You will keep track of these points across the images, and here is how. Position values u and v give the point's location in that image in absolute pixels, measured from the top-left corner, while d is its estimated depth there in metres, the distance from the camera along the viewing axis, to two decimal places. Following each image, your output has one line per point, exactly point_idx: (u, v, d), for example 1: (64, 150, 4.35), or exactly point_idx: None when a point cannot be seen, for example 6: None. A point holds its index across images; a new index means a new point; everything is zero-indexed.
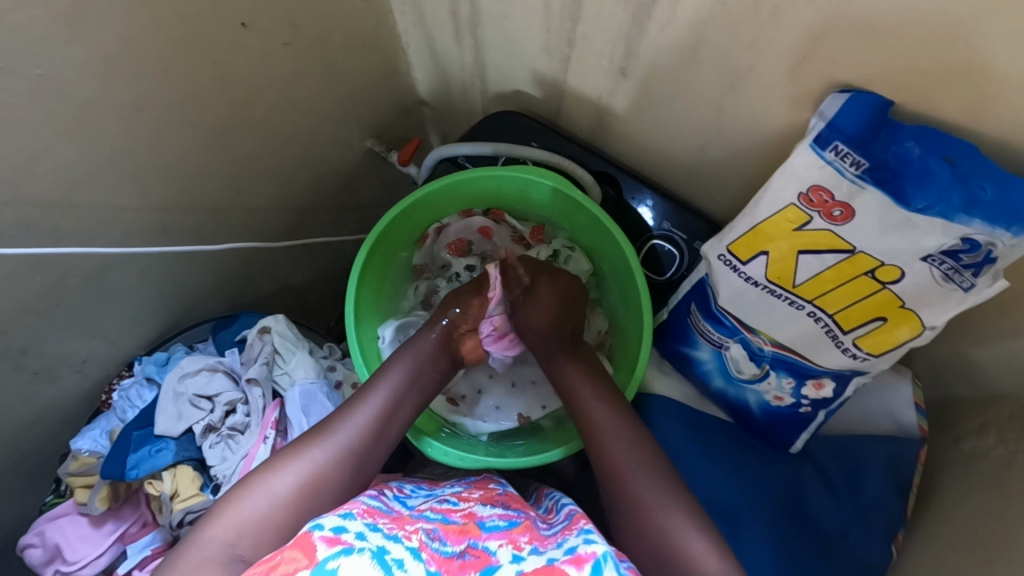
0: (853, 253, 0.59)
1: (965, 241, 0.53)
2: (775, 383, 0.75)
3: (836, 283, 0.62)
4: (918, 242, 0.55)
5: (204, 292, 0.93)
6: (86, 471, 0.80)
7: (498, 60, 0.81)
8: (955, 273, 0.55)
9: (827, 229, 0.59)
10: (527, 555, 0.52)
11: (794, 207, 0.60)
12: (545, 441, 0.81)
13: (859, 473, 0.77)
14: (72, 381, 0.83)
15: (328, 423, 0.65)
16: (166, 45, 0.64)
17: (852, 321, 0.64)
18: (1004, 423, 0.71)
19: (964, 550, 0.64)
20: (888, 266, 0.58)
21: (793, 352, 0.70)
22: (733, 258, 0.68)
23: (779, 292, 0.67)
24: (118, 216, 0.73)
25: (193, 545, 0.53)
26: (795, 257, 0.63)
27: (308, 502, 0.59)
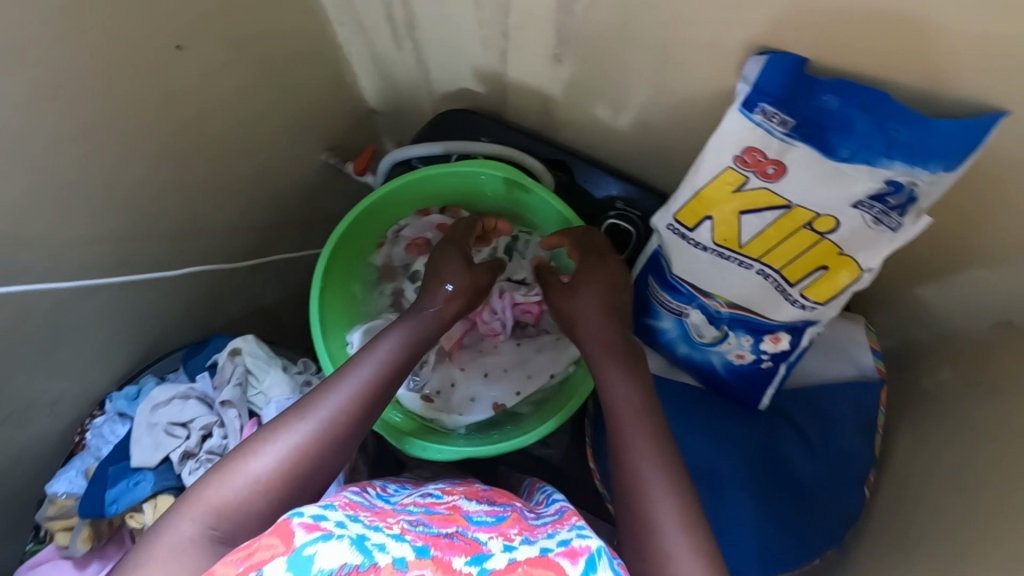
0: (790, 208, 0.56)
1: (889, 184, 0.51)
2: (734, 343, 0.69)
3: (781, 237, 0.58)
4: (848, 189, 0.53)
5: (172, 322, 0.92)
6: (65, 513, 0.78)
7: (440, 59, 0.80)
8: (883, 217, 0.53)
9: (764, 188, 0.56)
10: (519, 545, 0.48)
11: (731, 170, 0.57)
12: (525, 426, 0.75)
13: (827, 418, 0.72)
14: (43, 424, 0.82)
15: (308, 400, 0.56)
16: (100, 71, 0.62)
17: (797, 275, 0.60)
18: (959, 359, 0.69)
19: (942, 490, 0.63)
20: (823, 216, 0.55)
21: (748, 310, 0.65)
22: (680, 227, 0.64)
23: (728, 255, 0.62)
24: (71, 249, 0.70)
25: (164, 532, 0.46)
26: (737, 220, 0.59)
27: (294, 485, 0.51)
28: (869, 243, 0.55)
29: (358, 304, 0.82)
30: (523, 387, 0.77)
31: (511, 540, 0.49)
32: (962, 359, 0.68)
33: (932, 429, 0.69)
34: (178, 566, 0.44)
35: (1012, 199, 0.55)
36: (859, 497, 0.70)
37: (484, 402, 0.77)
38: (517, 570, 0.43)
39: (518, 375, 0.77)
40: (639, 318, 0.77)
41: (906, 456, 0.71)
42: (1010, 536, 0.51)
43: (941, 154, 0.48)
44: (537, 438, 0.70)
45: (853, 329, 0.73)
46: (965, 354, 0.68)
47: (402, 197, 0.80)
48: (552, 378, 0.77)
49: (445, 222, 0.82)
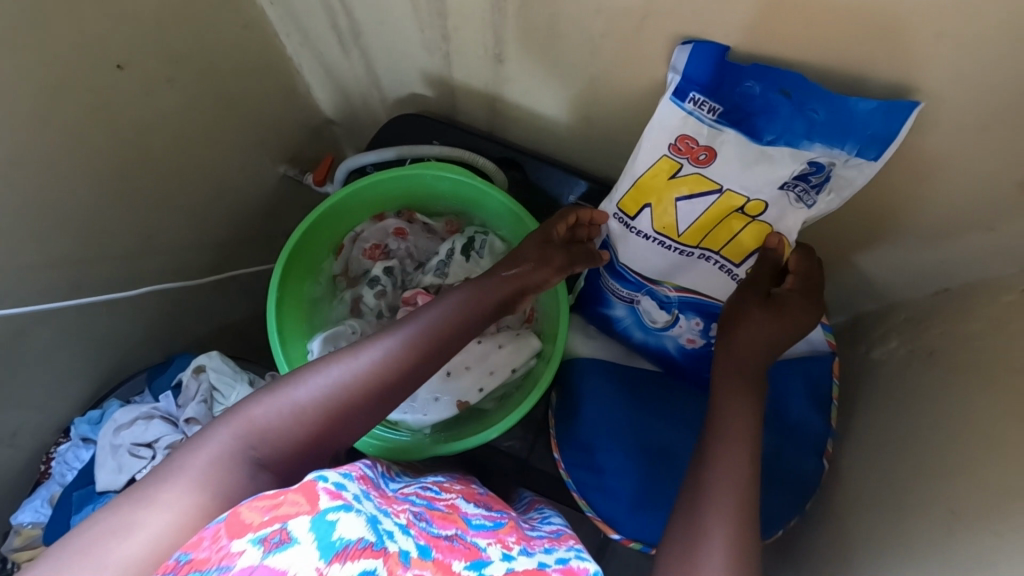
0: (721, 192, 0.60)
1: (812, 165, 0.56)
2: (685, 326, 0.72)
3: (714, 223, 0.63)
4: (774, 172, 0.57)
5: (134, 344, 0.91)
6: (32, 543, 0.77)
7: (386, 65, 0.81)
8: (805, 195, 0.58)
9: (697, 174, 0.60)
10: (518, 555, 0.50)
11: (667, 158, 0.60)
12: (491, 421, 0.75)
13: (785, 393, 0.75)
14: (4, 457, 0.81)
15: (357, 345, 0.57)
16: (36, 94, 0.61)
17: (735, 256, 0.64)
18: (902, 325, 0.72)
19: (894, 451, 0.65)
20: (753, 200, 0.60)
21: (696, 292, 0.69)
22: (623, 216, 0.67)
23: (668, 243, 0.66)
24: (19, 277, 0.70)
25: (202, 443, 0.49)
26: (674, 207, 0.63)
27: (332, 423, 0.53)
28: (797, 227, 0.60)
29: (321, 314, 0.83)
30: (486, 384, 0.76)
31: (510, 548, 0.51)
32: (906, 326, 0.72)
33: (879, 395, 0.72)
34: (210, 482, 0.46)
35: (931, 171, 0.58)
36: (817, 465, 0.73)
37: (447, 401, 0.76)
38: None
39: (482, 371, 0.76)
40: (591, 307, 0.79)
41: (858, 423, 0.74)
42: (947, 489, 0.55)
43: (855, 136, 0.52)
44: (500, 432, 0.71)
45: None
46: (907, 321, 0.72)
47: (355, 203, 0.81)
48: (514, 372, 0.77)
49: (402, 226, 0.83)
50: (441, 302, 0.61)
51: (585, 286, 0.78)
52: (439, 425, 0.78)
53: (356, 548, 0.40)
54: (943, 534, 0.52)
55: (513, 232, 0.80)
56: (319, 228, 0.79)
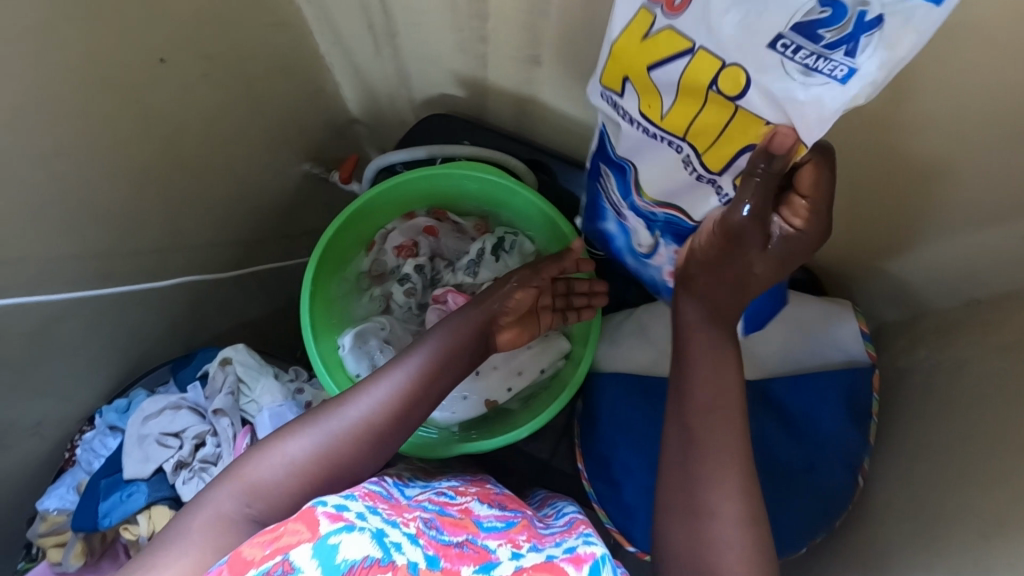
0: (697, 52, 0.41)
1: (825, 4, 0.34)
2: (665, 256, 0.63)
3: (697, 107, 0.45)
4: (768, 17, 0.36)
5: (157, 338, 0.93)
6: (57, 529, 0.77)
7: (419, 65, 0.81)
8: (818, 61, 0.37)
9: (671, 28, 0.41)
10: (527, 552, 0.51)
11: (643, 9, 0.42)
12: (517, 423, 0.75)
13: (821, 407, 0.73)
14: (29, 444, 0.83)
15: (353, 390, 0.58)
16: (83, 90, 0.63)
17: (722, 162, 0.48)
18: (930, 334, 0.72)
19: (926, 463, 0.65)
20: (730, 66, 0.40)
21: (676, 209, 0.56)
22: (609, 94, 0.50)
23: (652, 131, 0.49)
24: (55, 267, 0.71)
25: (202, 504, 0.50)
26: (651, 80, 0.45)
27: (327, 475, 0.53)
28: (794, 116, 0.40)
29: (349, 311, 0.84)
30: (514, 383, 0.76)
31: (519, 547, 0.52)
32: (936, 335, 0.71)
33: (908, 404, 0.72)
34: (211, 539, 0.47)
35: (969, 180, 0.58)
36: (850, 481, 0.72)
37: (475, 399, 0.76)
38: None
39: (509, 371, 0.76)
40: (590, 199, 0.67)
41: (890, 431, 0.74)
42: (977, 500, 0.55)
43: None
44: (532, 430, 0.72)
45: (841, 312, 0.74)
46: (936, 330, 0.71)
47: (384, 204, 0.82)
48: (542, 372, 0.77)
49: (433, 225, 0.84)
50: (432, 334, 0.63)
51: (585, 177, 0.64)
52: (468, 424, 0.78)
53: (361, 567, 0.41)
54: (972, 545, 0.52)
55: (544, 233, 0.81)
56: (347, 231, 0.80)
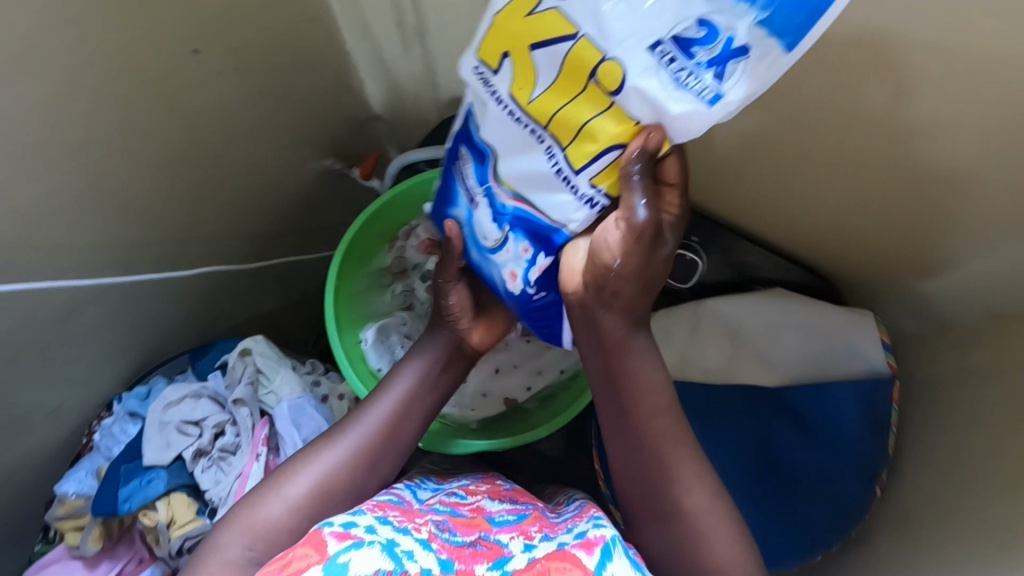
0: (579, 39, 0.46)
1: (700, 25, 0.42)
2: (512, 253, 0.59)
3: (571, 94, 0.49)
4: (653, 20, 0.43)
5: (175, 327, 0.93)
6: (76, 513, 0.78)
7: (448, 64, 0.82)
8: (688, 75, 0.43)
9: (557, 7, 0.46)
10: (539, 542, 0.50)
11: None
12: (534, 423, 0.75)
13: (839, 416, 0.74)
14: (48, 428, 0.84)
15: (341, 423, 0.61)
16: (119, 76, 0.64)
17: (584, 161, 0.50)
18: (949, 346, 0.72)
19: (948, 476, 0.65)
20: (610, 60, 0.46)
21: (528, 202, 0.56)
22: (484, 69, 0.52)
23: (518, 114, 0.52)
24: (82, 251, 0.72)
25: (209, 551, 0.52)
26: (530, 55, 0.49)
27: (322, 508, 0.55)
28: (663, 117, 0.46)
29: (372, 306, 0.84)
30: (532, 382, 0.77)
31: (531, 539, 0.52)
32: (955, 347, 0.71)
33: (928, 416, 0.72)
34: None
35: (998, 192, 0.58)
36: (867, 492, 0.72)
37: (495, 397, 0.77)
38: (536, 566, 0.46)
39: (529, 370, 0.76)
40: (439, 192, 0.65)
41: (910, 444, 0.74)
42: (1000, 513, 0.55)
43: None
44: (549, 430, 0.72)
45: (861, 321, 0.74)
46: (955, 342, 0.71)
47: (411, 199, 0.81)
48: (561, 373, 0.77)
49: None
50: (410, 359, 0.66)
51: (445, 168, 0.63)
52: (487, 421, 0.78)
53: None
54: (993, 557, 0.52)
55: None
56: (372, 225, 0.80)
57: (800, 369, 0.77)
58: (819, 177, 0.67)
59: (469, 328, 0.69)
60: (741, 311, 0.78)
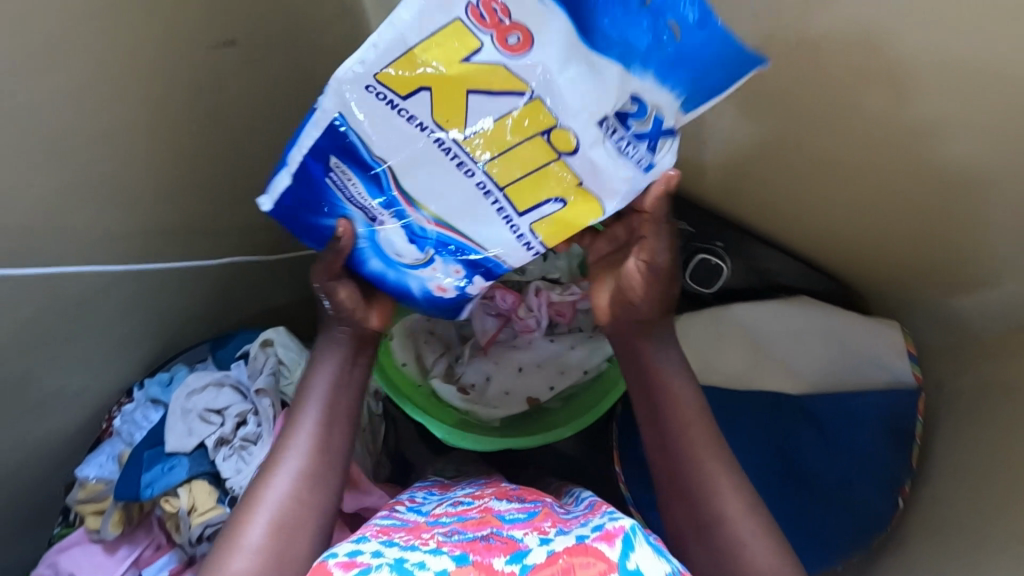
0: (531, 98, 0.48)
1: (634, 102, 0.48)
2: (441, 271, 0.59)
3: (509, 139, 0.50)
4: (597, 95, 0.47)
5: (198, 316, 0.93)
6: (95, 497, 0.79)
7: None
8: (628, 146, 0.50)
9: (498, 62, 0.46)
10: (556, 536, 0.48)
11: (460, 24, 0.45)
12: (556, 422, 0.76)
13: (866, 425, 0.74)
14: (71, 410, 0.84)
15: (272, 457, 0.58)
16: (160, 62, 0.64)
17: (527, 205, 0.53)
18: (977, 361, 0.72)
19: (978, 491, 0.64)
20: (562, 129, 0.49)
21: (457, 231, 0.55)
22: (386, 92, 0.48)
23: (445, 147, 0.50)
24: (113, 236, 0.72)
25: None
26: (464, 99, 0.48)
27: (292, 540, 0.53)
28: (604, 183, 0.51)
29: None
30: (556, 382, 0.77)
31: (546, 534, 0.50)
32: (984, 363, 0.71)
33: (957, 432, 0.71)
34: None
35: None
36: (890, 503, 0.73)
37: (518, 395, 0.77)
38: (558, 561, 0.43)
39: (552, 369, 0.77)
40: (289, 198, 0.54)
41: (937, 459, 0.73)
42: None
43: (686, 77, 0.47)
44: (574, 430, 0.73)
45: (886, 331, 0.75)
46: (983, 358, 0.71)
47: None
48: (585, 373, 0.77)
49: None
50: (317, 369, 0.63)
51: (296, 172, 0.52)
52: (509, 420, 0.78)
53: None
54: None
55: None
56: None
57: (823, 379, 0.78)
58: (857, 184, 0.66)
59: (365, 314, 0.66)
60: (766, 318, 0.78)
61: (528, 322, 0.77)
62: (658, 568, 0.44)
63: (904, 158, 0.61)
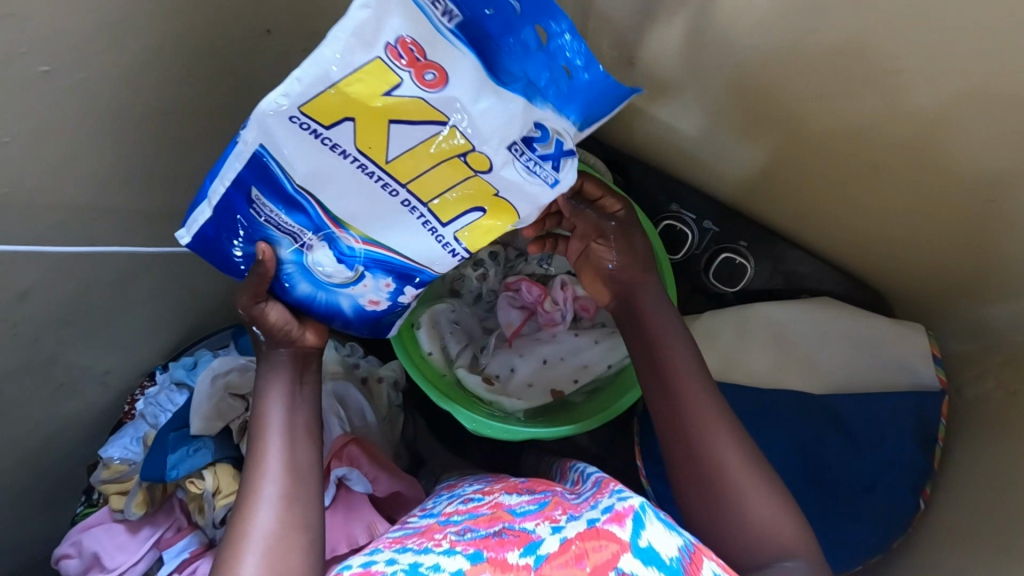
0: (450, 129, 0.48)
1: (537, 128, 0.50)
2: (371, 286, 0.61)
3: (429, 163, 0.50)
4: (508, 123, 0.48)
5: (220, 303, 0.94)
6: (118, 477, 0.80)
7: None
8: (536, 166, 0.51)
9: (419, 97, 0.46)
10: (567, 523, 0.46)
11: (380, 63, 0.44)
12: (581, 415, 0.76)
13: (889, 427, 0.74)
14: (95, 392, 0.85)
15: (244, 492, 0.55)
16: (197, 50, 0.63)
17: (451, 215, 0.54)
18: (1000, 367, 0.72)
19: (1002, 499, 0.64)
20: (478, 153, 0.49)
21: (386, 245, 0.56)
22: (309, 123, 0.47)
23: (368, 171, 0.50)
24: (145, 221, 0.73)
25: None
26: (385, 129, 0.48)
27: (295, 561, 0.51)
28: (524, 199, 0.53)
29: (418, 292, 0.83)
30: (580, 375, 0.78)
31: (558, 521, 0.47)
32: (1007, 370, 0.71)
33: (981, 440, 0.71)
34: None
35: None
36: (912, 503, 0.73)
37: (541, 388, 0.77)
38: (572, 547, 0.42)
39: (578, 362, 0.78)
40: (212, 227, 0.55)
41: (960, 465, 0.73)
42: None
43: (574, 109, 0.51)
44: (600, 421, 0.74)
45: (911, 333, 0.76)
46: (1005, 366, 0.71)
47: None
48: (609, 368, 0.77)
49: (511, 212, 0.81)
50: (269, 391, 0.60)
51: (218, 204, 0.53)
52: (532, 412, 0.78)
53: None
54: None
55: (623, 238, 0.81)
56: None
57: (846, 381, 0.78)
58: (885, 188, 0.66)
59: (300, 333, 0.63)
60: (791, 317, 0.79)
61: (551, 313, 0.79)
62: (670, 544, 0.42)
63: (938, 164, 0.61)
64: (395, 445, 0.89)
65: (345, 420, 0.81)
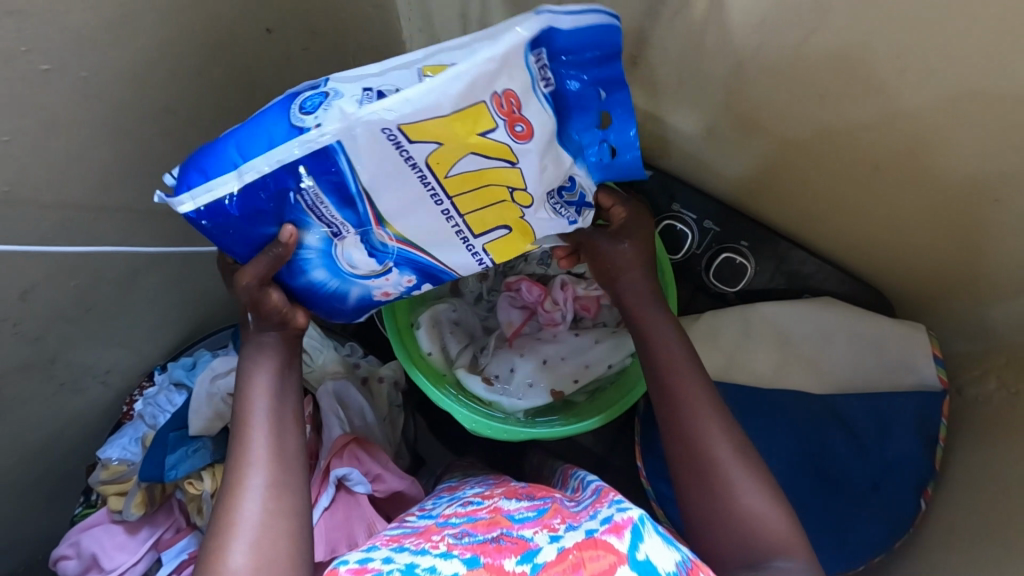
0: (514, 168, 0.51)
1: (570, 180, 0.57)
2: (393, 280, 0.62)
3: (486, 185, 0.52)
4: (559, 172, 0.54)
5: (221, 303, 0.93)
6: (118, 478, 0.79)
7: None
8: (563, 208, 0.58)
9: (505, 143, 0.50)
10: (566, 532, 0.46)
11: (483, 108, 0.47)
12: (582, 415, 0.76)
13: (889, 427, 0.75)
14: (95, 392, 0.85)
15: (228, 481, 0.54)
16: (200, 51, 0.64)
17: (483, 228, 0.56)
18: (1002, 368, 0.72)
19: (1003, 499, 0.64)
20: (525, 192, 0.54)
21: (417, 246, 0.57)
22: (397, 136, 0.47)
23: (426, 181, 0.51)
24: (146, 221, 0.73)
25: None
26: (461, 155, 0.49)
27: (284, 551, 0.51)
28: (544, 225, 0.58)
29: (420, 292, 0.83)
30: (581, 376, 0.77)
31: (556, 530, 0.47)
32: (1008, 370, 0.71)
33: (982, 439, 0.71)
34: None
35: None
36: (915, 504, 0.73)
37: (542, 387, 0.76)
38: (569, 557, 0.42)
39: (580, 362, 0.77)
40: (238, 207, 0.50)
41: (962, 465, 0.73)
42: None
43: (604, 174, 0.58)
44: (603, 421, 0.74)
45: (912, 334, 0.75)
46: (1006, 366, 0.72)
47: None
48: (609, 368, 0.77)
49: None
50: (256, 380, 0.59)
51: (250, 181, 0.49)
52: (532, 411, 0.78)
53: None
54: None
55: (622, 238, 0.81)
56: None
57: (846, 381, 0.78)
58: (888, 189, 0.66)
59: (292, 310, 0.60)
60: (792, 317, 0.79)
61: (554, 314, 0.79)
62: (668, 558, 0.42)
63: (941, 163, 0.61)
64: (397, 445, 0.89)
65: (345, 420, 0.81)
